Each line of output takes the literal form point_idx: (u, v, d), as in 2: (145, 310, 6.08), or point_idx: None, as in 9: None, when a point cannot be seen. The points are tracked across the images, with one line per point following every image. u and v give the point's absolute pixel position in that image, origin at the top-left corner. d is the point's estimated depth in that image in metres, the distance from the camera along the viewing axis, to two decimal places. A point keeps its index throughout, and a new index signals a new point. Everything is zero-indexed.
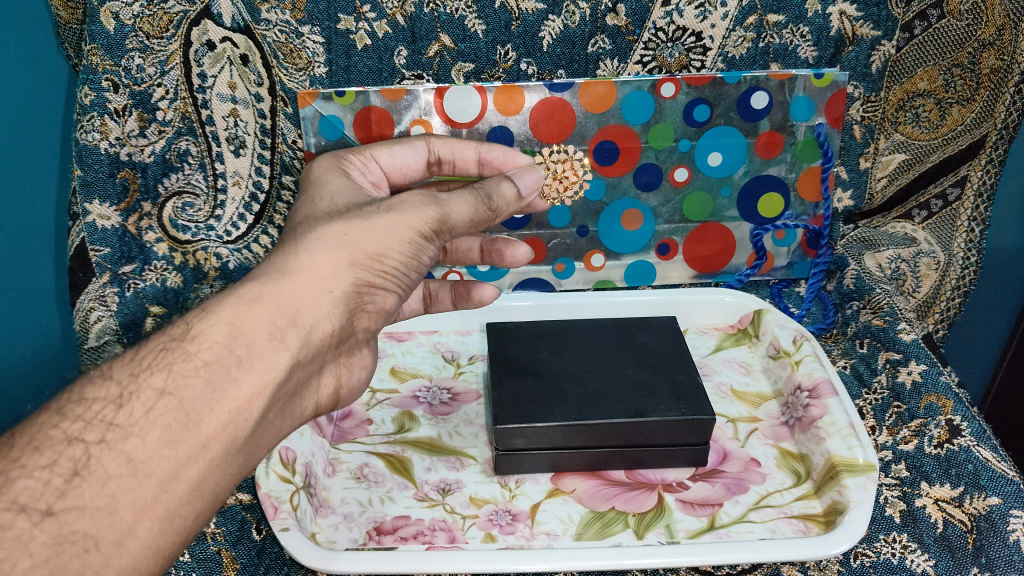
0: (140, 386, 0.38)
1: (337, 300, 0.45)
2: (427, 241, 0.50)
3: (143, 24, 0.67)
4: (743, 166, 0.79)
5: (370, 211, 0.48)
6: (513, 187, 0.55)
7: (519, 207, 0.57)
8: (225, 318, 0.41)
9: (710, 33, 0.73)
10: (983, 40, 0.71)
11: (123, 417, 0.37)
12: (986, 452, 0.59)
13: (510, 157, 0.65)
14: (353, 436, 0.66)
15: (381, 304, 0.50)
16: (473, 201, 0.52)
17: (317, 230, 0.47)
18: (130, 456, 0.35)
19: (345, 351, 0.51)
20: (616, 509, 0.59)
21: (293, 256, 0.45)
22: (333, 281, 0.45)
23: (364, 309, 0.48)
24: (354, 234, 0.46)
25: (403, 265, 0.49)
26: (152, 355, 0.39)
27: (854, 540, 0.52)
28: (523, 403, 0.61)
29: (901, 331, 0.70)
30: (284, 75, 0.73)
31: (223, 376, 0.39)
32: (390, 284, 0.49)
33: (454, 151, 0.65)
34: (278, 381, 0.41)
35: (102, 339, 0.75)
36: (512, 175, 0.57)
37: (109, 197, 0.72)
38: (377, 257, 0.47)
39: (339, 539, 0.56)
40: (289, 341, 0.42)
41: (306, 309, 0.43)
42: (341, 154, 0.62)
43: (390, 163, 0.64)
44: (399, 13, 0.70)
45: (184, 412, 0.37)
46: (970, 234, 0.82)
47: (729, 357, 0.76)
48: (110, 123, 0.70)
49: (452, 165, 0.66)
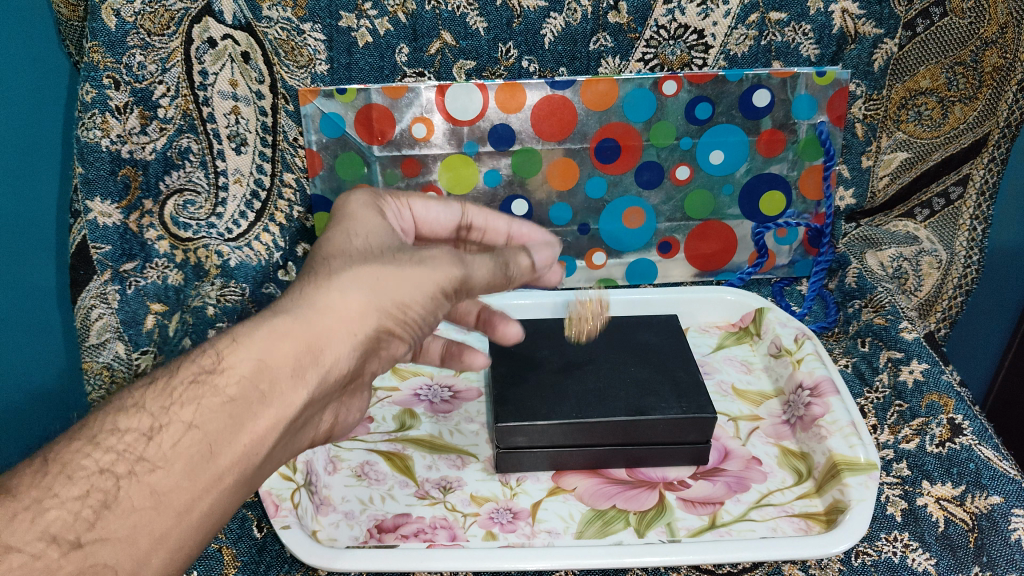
0: (169, 418, 0.36)
1: (359, 344, 0.41)
2: (444, 299, 0.45)
3: (144, 21, 0.67)
4: (744, 165, 0.79)
5: (399, 258, 0.44)
6: (530, 258, 0.49)
7: (534, 280, 0.51)
8: (253, 351, 0.38)
9: (712, 30, 0.72)
10: (986, 39, 0.71)
11: (152, 451, 0.36)
12: (988, 451, 0.59)
13: (541, 233, 0.57)
14: (354, 433, 0.66)
15: (393, 351, 0.45)
16: (494, 267, 0.46)
17: (350, 269, 0.43)
18: (153, 488, 0.35)
19: (350, 390, 0.47)
20: (617, 507, 0.59)
21: (322, 290, 0.41)
22: (357, 323, 0.41)
23: (377, 354, 0.44)
24: (385, 281, 0.42)
25: (423, 319, 0.44)
26: (182, 386, 0.38)
27: (855, 538, 0.52)
28: (524, 401, 0.61)
29: (903, 330, 0.70)
30: (285, 73, 0.73)
31: (246, 410, 0.37)
32: (407, 335, 0.44)
33: (488, 222, 0.56)
34: (295, 417, 0.39)
35: (103, 337, 0.72)
36: (531, 248, 0.51)
37: (110, 194, 0.70)
38: (402, 306, 0.42)
39: (340, 536, 0.56)
40: (310, 378, 0.39)
41: (330, 348, 0.40)
42: (379, 192, 0.53)
43: (424, 215, 0.55)
44: (400, 11, 0.70)
45: (207, 445, 0.36)
46: (973, 232, 0.81)
47: (731, 355, 0.76)
48: (111, 120, 0.68)
49: (482, 234, 0.58)
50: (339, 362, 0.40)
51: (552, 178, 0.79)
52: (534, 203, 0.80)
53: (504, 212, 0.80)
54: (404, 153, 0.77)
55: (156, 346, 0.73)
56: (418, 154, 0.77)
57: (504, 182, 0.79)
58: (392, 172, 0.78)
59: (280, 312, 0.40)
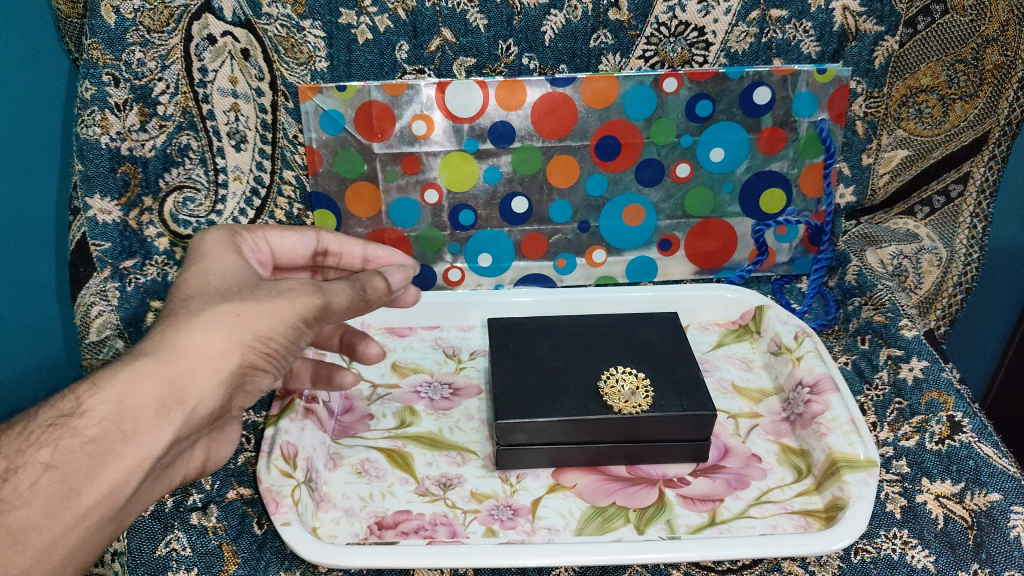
0: (27, 460, 0.40)
1: (224, 380, 0.45)
2: (307, 328, 0.48)
3: (144, 18, 0.67)
4: (745, 162, 0.79)
5: (261, 293, 0.47)
6: (386, 281, 0.54)
7: (388, 299, 0.56)
8: (112, 394, 0.42)
9: (712, 27, 0.72)
10: (987, 36, 0.71)
11: (8, 491, 0.39)
12: (988, 448, 0.59)
13: (397, 258, 0.65)
14: (355, 430, 0.67)
15: (260, 385, 0.48)
16: (352, 291, 0.51)
17: (208, 309, 0.45)
18: (9, 527, 0.39)
19: (218, 425, 0.51)
20: (617, 504, 0.59)
21: (183, 333, 0.44)
22: (220, 361, 0.44)
23: (244, 389, 0.47)
24: (243, 316, 0.45)
25: (285, 349, 0.47)
26: (41, 430, 0.41)
27: (855, 535, 0.52)
28: (523, 398, 0.61)
29: (903, 328, 0.70)
30: (285, 70, 0.73)
31: (107, 450, 0.41)
32: (272, 367, 0.47)
33: (344, 246, 0.62)
34: (158, 456, 0.43)
35: (103, 334, 0.71)
36: (386, 268, 0.55)
37: (110, 191, 0.71)
38: (265, 339, 0.46)
39: (340, 533, 0.56)
40: (174, 417, 0.43)
41: (193, 387, 0.43)
42: (234, 228, 0.56)
43: (280, 244, 0.59)
44: (400, 8, 0.70)
45: (65, 485, 0.40)
46: (973, 229, 0.81)
47: (730, 353, 0.76)
48: (110, 117, 0.69)
49: (338, 258, 0.63)
50: (203, 402, 0.44)
51: (552, 176, 0.79)
52: (534, 200, 0.80)
53: (504, 209, 0.80)
54: (404, 150, 0.77)
55: None
56: (418, 152, 0.77)
57: (504, 179, 0.79)
58: (391, 170, 0.78)
59: (142, 354, 0.43)
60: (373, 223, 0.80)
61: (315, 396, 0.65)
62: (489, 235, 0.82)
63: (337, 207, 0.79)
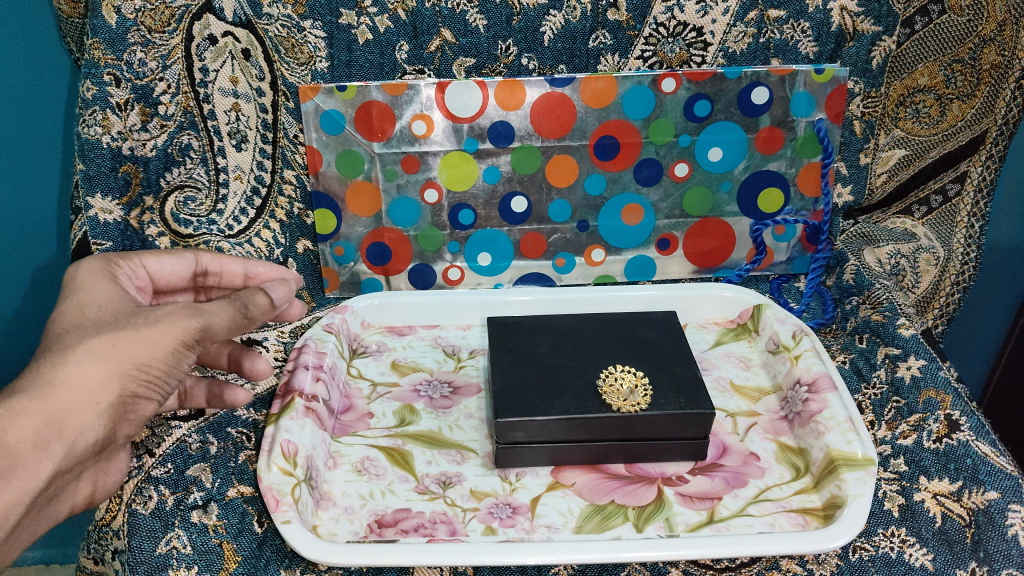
0: None
1: (103, 411, 0.49)
2: (187, 349, 0.52)
3: (145, 18, 0.68)
4: (743, 162, 0.79)
5: (137, 321, 0.51)
6: (269, 298, 0.58)
7: (274, 314, 0.60)
8: None
9: (710, 28, 0.73)
10: (984, 36, 0.72)
11: None
12: (985, 447, 0.59)
13: (278, 272, 0.68)
14: (354, 429, 0.67)
15: (144, 411, 0.53)
16: (232, 310, 0.55)
17: (85, 341, 0.49)
18: None
19: (103, 455, 0.56)
20: (616, 502, 0.59)
21: (61, 366, 0.48)
22: (99, 392, 0.49)
23: (126, 418, 0.52)
24: (119, 347, 0.49)
25: (167, 372, 0.52)
26: None
27: (852, 534, 0.52)
28: (523, 396, 0.61)
29: (901, 327, 0.69)
30: (285, 70, 0.73)
31: None
32: (154, 393, 0.52)
33: (222, 266, 0.65)
34: (38, 488, 0.47)
35: None
36: (268, 285, 0.59)
37: (111, 190, 0.71)
38: (143, 367, 0.50)
39: (340, 531, 0.57)
40: (53, 450, 0.47)
41: (73, 421, 0.48)
42: (110, 257, 0.59)
43: (158, 270, 0.63)
44: (400, 8, 0.71)
45: None
46: (970, 229, 0.81)
47: (729, 351, 0.76)
48: (112, 117, 0.69)
49: (218, 277, 0.66)
50: (85, 433, 0.49)
51: (551, 176, 0.79)
52: (533, 200, 0.80)
53: (504, 209, 0.81)
54: (403, 150, 0.77)
55: None
56: (417, 152, 0.77)
57: (503, 179, 0.79)
58: (392, 170, 0.78)
59: (18, 391, 0.47)
60: (372, 222, 0.81)
61: (315, 394, 0.65)
62: (489, 234, 0.82)
63: (337, 207, 0.79)
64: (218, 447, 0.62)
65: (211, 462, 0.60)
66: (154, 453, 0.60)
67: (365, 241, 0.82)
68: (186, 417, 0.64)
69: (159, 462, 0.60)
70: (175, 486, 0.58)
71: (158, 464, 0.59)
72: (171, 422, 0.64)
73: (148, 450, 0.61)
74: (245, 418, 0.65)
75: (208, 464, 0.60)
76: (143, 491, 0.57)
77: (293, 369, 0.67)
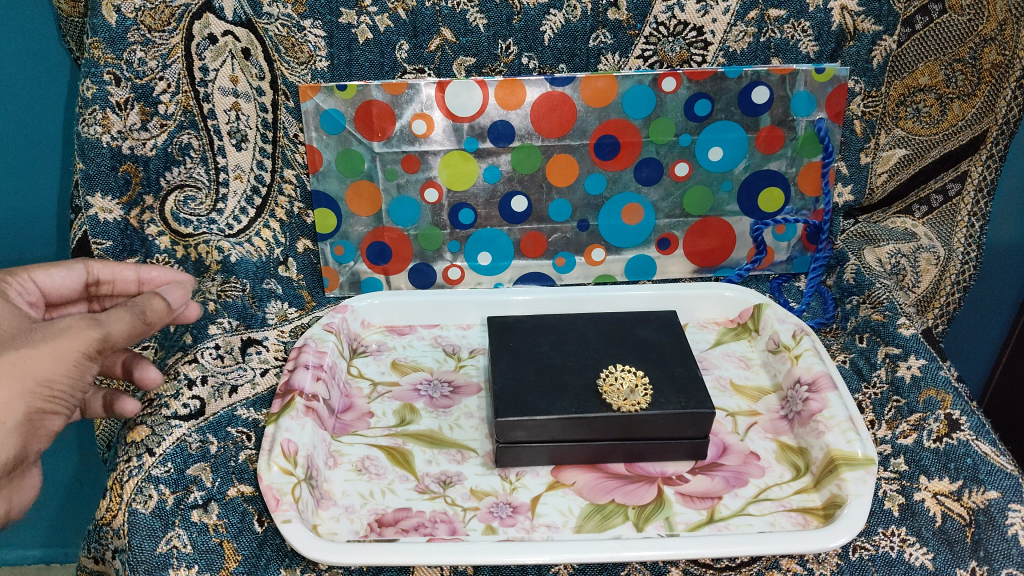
0: None
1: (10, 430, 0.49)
2: (91, 361, 0.52)
3: (145, 18, 0.67)
4: (743, 161, 0.79)
5: (35, 337, 0.50)
6: (165, 301, 0.58)
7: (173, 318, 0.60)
8: None
9: (711, 27, 0.73)
10: (984, 35, 0.72)
11: None
12: (985, 446, 0.59)
13: (173, 276, 0.67)
14: (355, 428, 0.67)
15: (54, 428, 0.52)
16: (130, 317, 0.54)
17: None
18: None
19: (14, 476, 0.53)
20: (616, 501, 0.59)
21: None
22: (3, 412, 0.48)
23: (37, 436, 0.51)
24: (18, 366, 0.48)
25: (72, 387, 0.51)
26: None
27: (853, 533, 0.52)
28: (524, 396, 0.61)
29: (902, 326, 0.70)
30: (286, 70, 0.73)
31: None
32: (61, 407, 0.51)
33: (114, 273, 0.65)
34: None
35: None
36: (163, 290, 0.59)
37: (111, 190, 0.72)
38: (47, 383, 0.50)
39: (340, 530, 0.57)
40: None
41: None
42: None
43: (48, 283, 0.63)
44: (400, 7, 0.71)
45: None
46: (971, 229, 0.81)
47: (729, 351, 0.76)
48: (112, 116, 0.70)
49: (113, 285, 0.66)
50: None
51: (551, 175, 0.79)
52: (533, 199, 0.80)
53: (504, 208, 0.81)
54: (403, 150, 0.77)
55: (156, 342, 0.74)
56: (417, 151, 0.77)
57: (503, 178, 0.79)
58: (393, 169, 0.78)
59: None
60: (372, 222, 0.81)
61: (315, 394, 0.65)
62: (489, 233, 0.82)
63: (338, 207, 0.79)
64: (218, 447, 0.62)
65: (211, 461, 0.60)
66: (153, 453, 0.60)
67: (365, 240, 0.82)
68: (186, 416, 0.63)
69: (159, 462, 0.59)
70: (175, 485, 0.58)
71: (158, 464, 0.59)
72: (171, 420, 0.63)
73: (147, 450, 0.60)
74: (246, 418, 0.65)
75: (208, 463, 0.60)
76: (143, 490, 0.57)
77: (293, 369, 0.67)
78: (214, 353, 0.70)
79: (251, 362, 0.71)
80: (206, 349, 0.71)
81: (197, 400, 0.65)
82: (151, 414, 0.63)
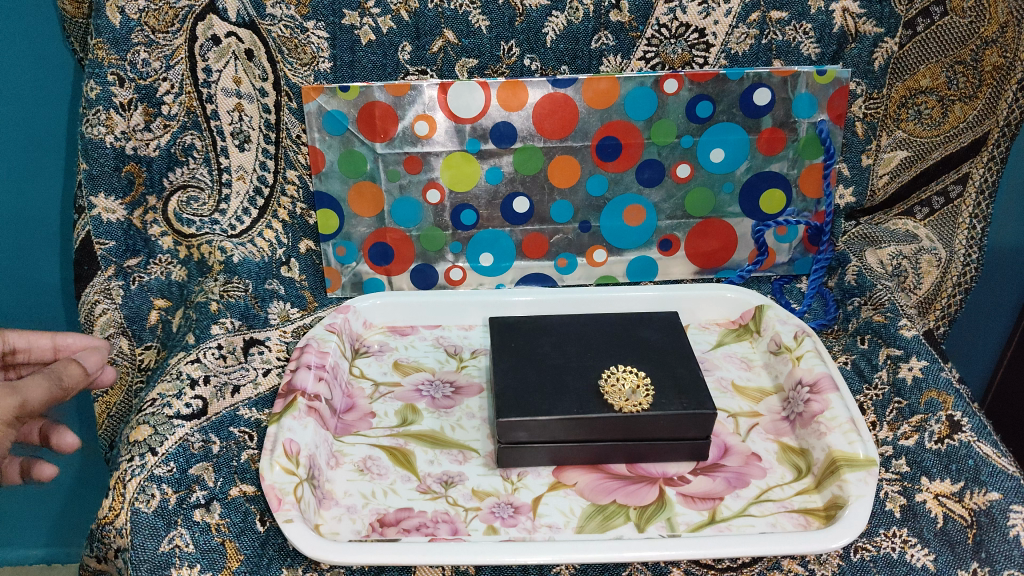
0: None
1: None
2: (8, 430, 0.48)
3: (149, 19, 0.68)
4: (745, 162, 0.79)
5: None
6: (81, 366, 0.54)
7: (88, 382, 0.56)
8: None
9: (713, 29, 0.73)
10: (986, 38, 0.72)
11: None
12: (986, 448, 0.59)
13: (90, 342, 0.64)
14: (356, 428, 0.67)
15: None
16: (47, 384, 0.51)
17: None
18: None
19: None
20: (618, 502, 0.59)
21: None
22: None
23: None
24: None
25: None
26: None
27: (854, 534, 0.52)
28: (526, 396, 0.61)
29: (902, 328, 0.70)
30: (289, 71, 0.73)
31: None
32: None
33: (29, 341, 0.61)
34: None
35: (107, 332, 0.74)
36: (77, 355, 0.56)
37: (115, 190, 0.72)
38: None
39: (342, 530, 0.57)
40: None
41: None
42: None
43: None
44: (403, 9, 0.71)
45: None
46: (973, 230, 0.81)
47: (731, 352, 0.76)
48: (115, 117, 0.70)
49: (27, 354, 0.62)
50: None
51: (553, 176, 0.79)
52: (535, 200, 0.80)
53: (505, 209, 0.81)
54: (405, 151, 0.77)
55: (159, 341, 0.76)
56: (419, 152, 0.77)
57: (506, 179, 0.79)
58: (395, 170, 0.78)
59: None
60: (375, 222, 0.81)
61: (317, 394, 0.65)
62: (491, 234, 0.82)
63: (340, 207, 0.79)
64: (220, 446, 0.62)
65: (213, 461, 0.61)
66: (156, 452, 0.60)
67: (367, 241, 0.82)
68: (189, 416, 0.63)
69: (161, 461, 0.59)
70: (178, 484, 0.58)
71: (160, 463, 0.59)
72: (173, 420, 0.62)
73: (150, 449, 0.60)
74: (248, 418, 0.65)
75: (211, 463, 0.60)
76: (146, 490, 0.57)
77: (295, 369, 0.67)
78: (217, 352, 0.70)
79: (253, 362, 0.71)
80: (209, 348, 0.70)
81: (200, 400, 0.65)
82: (154, 413, 0.63)
